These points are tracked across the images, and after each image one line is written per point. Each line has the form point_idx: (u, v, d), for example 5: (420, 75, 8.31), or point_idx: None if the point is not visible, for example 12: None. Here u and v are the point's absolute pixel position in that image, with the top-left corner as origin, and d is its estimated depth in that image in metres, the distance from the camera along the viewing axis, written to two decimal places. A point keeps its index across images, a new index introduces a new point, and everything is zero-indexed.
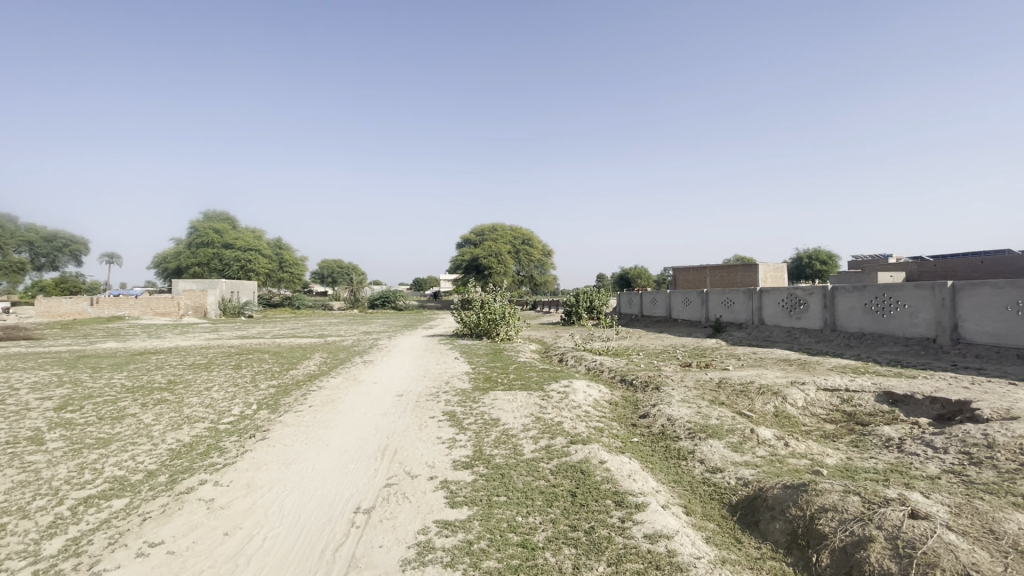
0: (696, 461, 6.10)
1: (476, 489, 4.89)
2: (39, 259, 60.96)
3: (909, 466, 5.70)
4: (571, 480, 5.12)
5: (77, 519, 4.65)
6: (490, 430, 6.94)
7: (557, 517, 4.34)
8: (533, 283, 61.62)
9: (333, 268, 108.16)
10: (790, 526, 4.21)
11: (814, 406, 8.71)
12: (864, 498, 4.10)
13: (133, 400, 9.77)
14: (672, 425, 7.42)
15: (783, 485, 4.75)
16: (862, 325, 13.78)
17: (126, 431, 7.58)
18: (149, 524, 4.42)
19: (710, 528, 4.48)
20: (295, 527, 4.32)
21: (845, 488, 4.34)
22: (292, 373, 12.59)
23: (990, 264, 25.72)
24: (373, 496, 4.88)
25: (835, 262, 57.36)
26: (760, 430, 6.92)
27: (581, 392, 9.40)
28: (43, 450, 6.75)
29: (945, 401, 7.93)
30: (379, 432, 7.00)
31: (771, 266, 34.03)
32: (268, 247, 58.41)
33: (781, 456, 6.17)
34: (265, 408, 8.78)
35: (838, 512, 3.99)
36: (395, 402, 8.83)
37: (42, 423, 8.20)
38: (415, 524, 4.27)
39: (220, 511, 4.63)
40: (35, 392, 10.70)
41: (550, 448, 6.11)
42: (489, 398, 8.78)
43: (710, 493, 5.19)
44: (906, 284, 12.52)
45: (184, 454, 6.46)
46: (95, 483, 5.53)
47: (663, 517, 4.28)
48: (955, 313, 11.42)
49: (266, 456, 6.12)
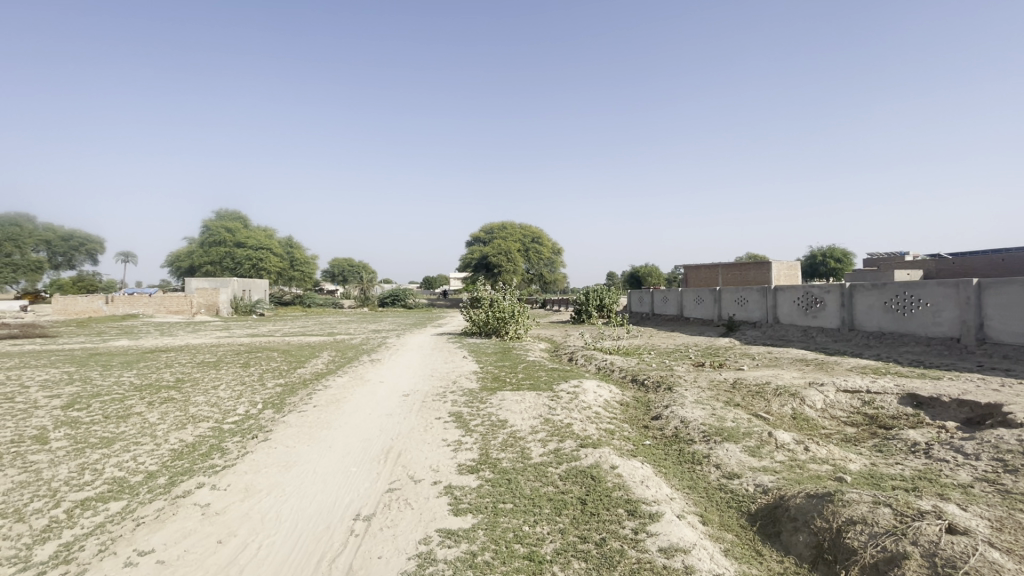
0: (712, 466, 5.85)
1: (482, 496, 4.68)
2: (55, 258, 61.85)
3: (939, 474, 5.41)
4: (581, 486, 4.89)
5: (72, 522, 4.51)
6: (497, 431, 6.73)
7: (566, 527, 4.12)
8: (543, 282, 60.98)
9: (343, 266, 108.47)
10: (815, 538, 3.95)
11: (834, 409, 8.38)
12: (896, 510, 3.82)
13: (140, 399, 9.65)
14: (685, 428, 7.16)
15: (807, 493, 4.47)
16: (881, 324, 13.34)
17: (129, 431, 7.48)
18: (142, 530, 4.27)
19: (729, 539, 4.24)
20: (292, 535, 4.16)
21: (876, 498, 4.06)
22: (299, 372, 12.50)
23: (1010, 263, 25.00)
24: (375, 502, 4.70)
25: (850, 261, 56.45)
26: (778, 434, 6.62)
27: (590, 393, 9.13)
28: (45, 450, 6.65)
29: (974, 403, 7.59)
30: (383, 433, 6.83)
31: (784, 265, 33.45)
32: (279, 247, 58.63)
33: (801, 462, 5.89)
34: (270, 409, 8.64)
35: (869, 526, 3.72)
36: (400, 403, 8.64)
37: (48, 421, 8.15)
38: (417, 533, 4.07)
39: (215, 517, 4.47)
40: (45, 390, 10.63)
41: (559, 451, 5.87)
42: (497, 399, 8.56)
43: (727, 501, 4.93)
44: (928, 282, 12.09)
45: (186, 455, 6.34)
46: (95, 484, 5.43)
47: (679, 529, 4.02)
48: (981, 311, 11.00)
49: (266, 458, 5.96)
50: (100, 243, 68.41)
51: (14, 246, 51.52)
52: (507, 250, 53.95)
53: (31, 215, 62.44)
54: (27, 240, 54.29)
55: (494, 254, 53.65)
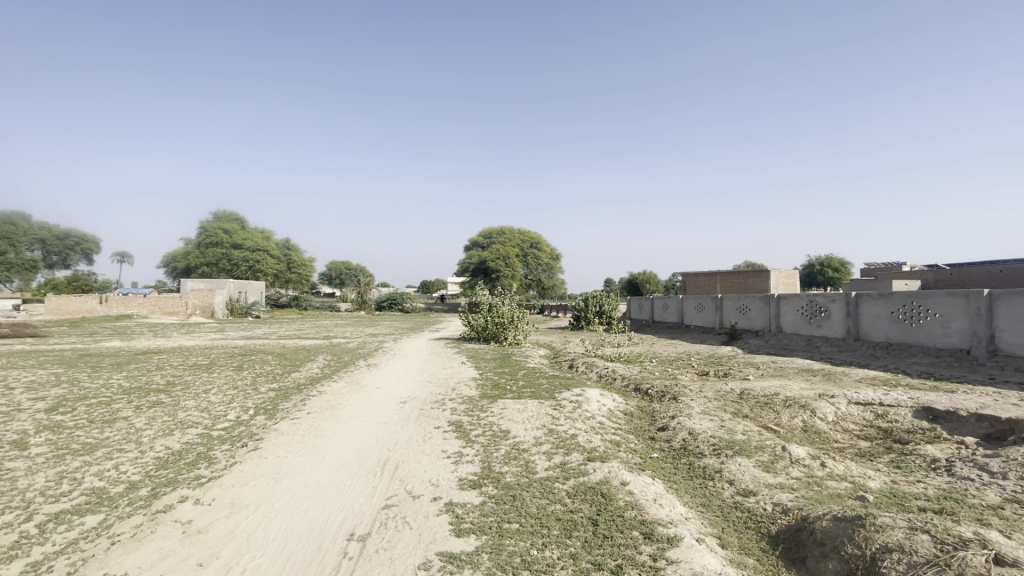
0: (725, 482, 5.56)
1: (486, 515, 4.38)
2: (50, 257, 60.93)
3: (964, 494, 5.12)
4: (591, 505, 4.59)
5: (43, 538, 4.19)
6: (499, 443, 6.41)
7: (578, 552, 3.82)
8: (541, 286, 60.65)
9: (341, 269, 107.97)
10: (846, 566, 3.67)
11: (846, 422, 8.10)
12: (935, 537, 3.53)
13: (127, 402, 9.32)
14: (694, 440, 6.85)
15: (834, 515, 4.16)
16: (888, 334, 13.09)
17: (113, 437, 7.12)
18: (116, 550, 3.93)
19: (750, 565, 3.95)
20: (280, 556, 3.85)
21: (911, 523, 3.76)
22: (292, 376, 12.18)
23: (1009, 275, 24.80)
24: (370, 520, 4.39)
25: (848, 270, 56.23)
26: (792, 448, 6.33)
27: (593, 401, 8.82)
28: (23, 456, 6.31)
29: (993, 418, 7.33)
30: (380, 443, 6.52)
31: (783, 274, 33.26)
32: (277, 250, 58.33)
33: (819, 478, 5.59)
34: (262, 415, 8.30)
35: (906, 554, 3.43)
36: (397, 411, 8.28)
37: (29, 426, 7.78)
38: (416, 556, 3.76)
39: (196, 536, 4.15)
40: (30, 391, 10.34)
41: (566, 465, 5.57)
42: (498, 408, 8.23)
43: (745, 521, 4.65)
44: (937, 292, 11.84)
45: (171, 464, 5.99)
46: (71, 496, 5.07)
47: (702, 555, 3.73)
48: (992, 323, 10.74)
49: (255, 470, 5.63)
50: (95, 243, 67.48)
51: (9, 245, 50.83)
52: (506, 255, 53.65)
53: (28, 215, 62.03)
54: (22, 237, 53.41)
55: (492, 259, 53.29)
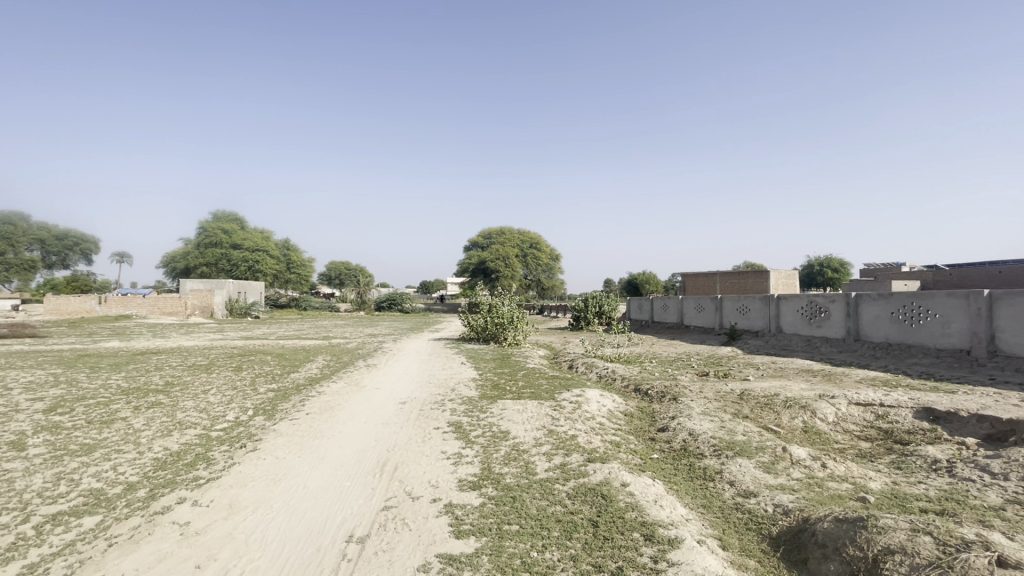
0: (725, 483, 5.54)
1: (485, 516, 4.35)
2: (49, 257, 60.90)
3: (966, 495, 5.10)
4: (592, 507, 4.56)
5: (40, 540, 4.16)
6: (498, 443, 6.39)
7: (578, 553, 3.80)
8: (541, 286, 60.62)
9: (341, 269, 107.94)
10: (848, 568, 3.64)
11: (846, 423, 8.08)
12: (937, 539, 3.51)
13: (126, 403, 9.29)
14: (694, 441, 6.83)
15: (835, 516, 4.15)
16: (888, 335, 13.08)
17: (111, 438, 7.09)
18: (114, 552, 3.91)
19: (751, 566, 3.94)
20: (278, 558, 3.83)
21: (913, 524, 3.74)
22: (292, 376, 12.15)
23: (1008, 275, 24.77)
24: (369, 522, 4.37)
25: (848, 270, 56.20)
26: (793, 449, 6.31)
27: (593, 402, 8.80)
28: (21, 457, 6.28)
29: (994, 419, 7.31)
30: (379, 444, 6.50)
31: (783, 274, 33.25)
32: (277, 250, 58.30)
33: (819, 479, 5.58)
34: (261, 416, 8.27)
35: (909, 556, 3.41)
36: (396, 411, 8.24)
37: (27, 426, 7.75)
38: (415, 558, 3.74)
39: (194, 538, 4.12)
40: (29, 392, 10.32)
41: (566, 466, 5.54)
42: (498, 409, 8.21)
43: (746, 523, 4.63)
44: (938, 292, 11.82)
45: (169, 465, 5.97)
46: (69, 497, 5.05)
47: (702, 557, 3.70)
48: (993, 324, 10.73)
49: (253, 471, 5.60)
50: (95, 243, 67.40)
51: (9, 246, 50.83)
52: (505, 255, 53.65)
53: (27, 215, 61.94)
54: (21, 237, 53.36)
55: (492, 259, 53.30)
